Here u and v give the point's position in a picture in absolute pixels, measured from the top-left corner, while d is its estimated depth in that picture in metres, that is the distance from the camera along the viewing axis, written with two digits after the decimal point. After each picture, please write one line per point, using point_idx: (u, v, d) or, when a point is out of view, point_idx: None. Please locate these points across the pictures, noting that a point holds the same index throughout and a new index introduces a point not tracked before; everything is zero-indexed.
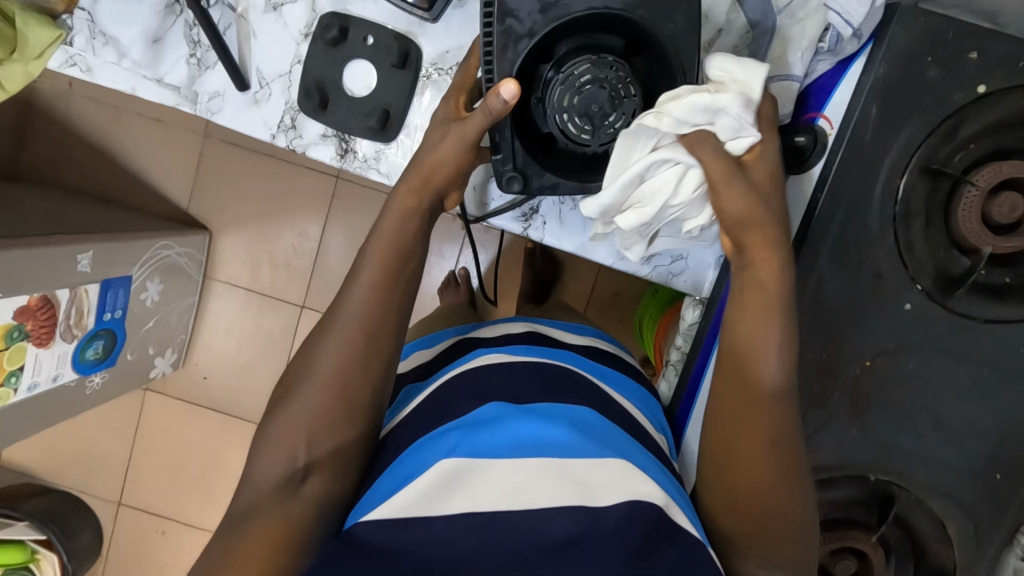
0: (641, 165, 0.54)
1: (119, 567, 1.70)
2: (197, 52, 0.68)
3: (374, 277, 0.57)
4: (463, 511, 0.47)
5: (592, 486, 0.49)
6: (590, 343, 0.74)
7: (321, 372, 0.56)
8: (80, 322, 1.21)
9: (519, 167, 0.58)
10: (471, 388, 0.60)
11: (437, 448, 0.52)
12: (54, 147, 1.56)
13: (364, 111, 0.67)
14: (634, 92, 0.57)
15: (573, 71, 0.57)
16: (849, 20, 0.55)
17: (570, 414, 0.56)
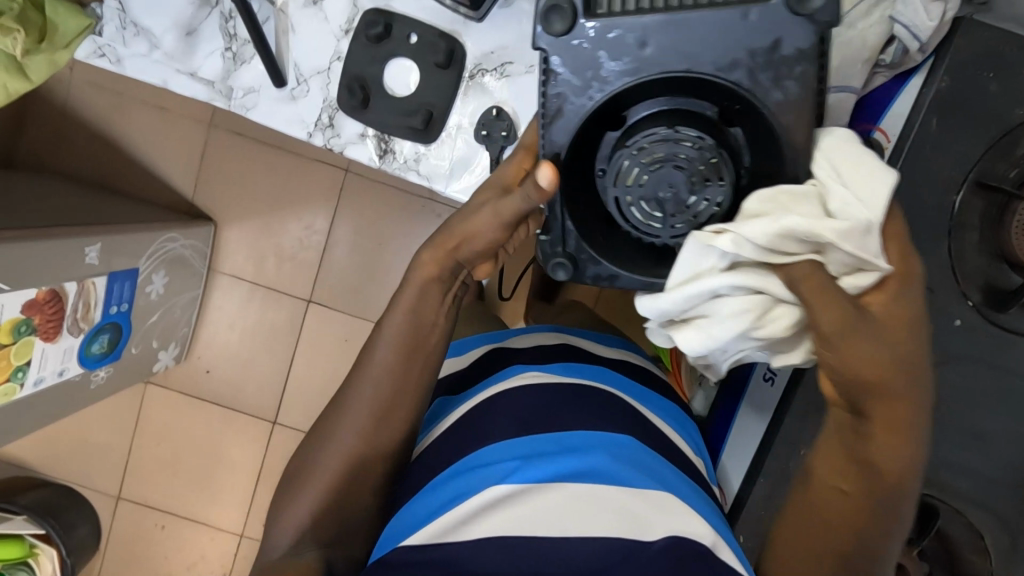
0: (712, 284, 0.43)
1: (117, 564, 1.57)
2: (233, 46, 0.66)
3: (409, 323, 0.55)
4: (492, 535, 0.48)
5: (627, 518, 0.50)
6: (622, 356, 0.71)
7: (359, 407, 0.55)
8: (86, 315, 1.11)
9: (570, 252, 0.49)
10: (506, 409, 0.59)
11: (480, 475, 0.53)
12: (45, 123, 1.44)
13: (407, 110, 0.66)
14: (723, 175, 0.45)
15: (643, 145, 0.45)
16: (915, 34, 0.54)
17: (608, 441, 0.55)
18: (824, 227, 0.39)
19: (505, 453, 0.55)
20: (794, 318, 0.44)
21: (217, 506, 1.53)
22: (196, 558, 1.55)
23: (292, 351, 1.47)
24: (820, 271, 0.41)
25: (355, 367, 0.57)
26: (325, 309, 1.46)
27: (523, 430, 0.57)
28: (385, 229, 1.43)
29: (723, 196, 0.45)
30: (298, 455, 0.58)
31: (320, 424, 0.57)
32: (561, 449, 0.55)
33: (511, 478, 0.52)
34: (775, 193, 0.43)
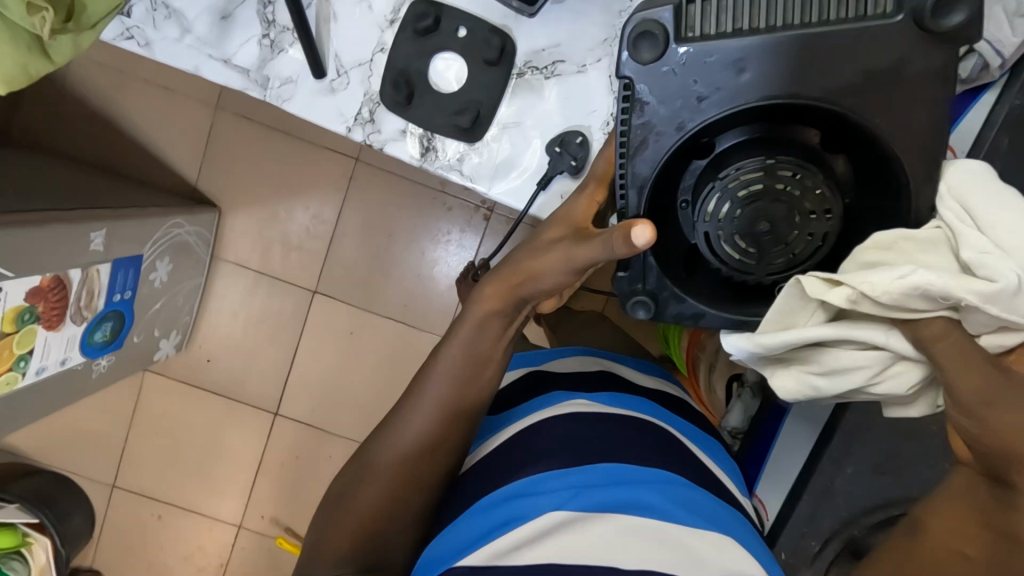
0: (815, 333, 0.43)
1: (112, 553, 1.53)
2: (270, 33, 0.62)
3: (463, 357, 0.55)
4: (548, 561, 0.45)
5: (683, 556, 0.48)
6: (660, 386, 0.71)
7: (407, 438, 0.55)
8: (91, 304, 1.05)
9: (651, 289, 0.50)
10: (551, 435, 0.57)
11: (542, 497, 0.51)
12: (39, 96, 1.36)
13: (453, 109, 0.63)
14: (824, 209, 0.47)
15: (738, 178, 0.48)
16: (999, 50, 0.53)
17: (658, 475, 0.54)
18: (961, 289, 0.38)
19: (557, 480, 0.52)
20: (912, 376, 0.43)
21: (215, 496, 1.50)
22: (192, 548, 1.52)
23: (296, 342, 1.44)
24: (955, 330, 0.39)
25: (406, 394, 0.58)
26: (331, 301, 1.42)
27: (574, 458, 0.55)
28: (395, 221, 1.39)
29: (820, 228, 0.47)
30: (341, 477, 0.58)
31: (365, 448, 0.57)
32: (615, 479, 0.53)
33: (567, 506, 0.50)
34: (898, 237, 0.43)
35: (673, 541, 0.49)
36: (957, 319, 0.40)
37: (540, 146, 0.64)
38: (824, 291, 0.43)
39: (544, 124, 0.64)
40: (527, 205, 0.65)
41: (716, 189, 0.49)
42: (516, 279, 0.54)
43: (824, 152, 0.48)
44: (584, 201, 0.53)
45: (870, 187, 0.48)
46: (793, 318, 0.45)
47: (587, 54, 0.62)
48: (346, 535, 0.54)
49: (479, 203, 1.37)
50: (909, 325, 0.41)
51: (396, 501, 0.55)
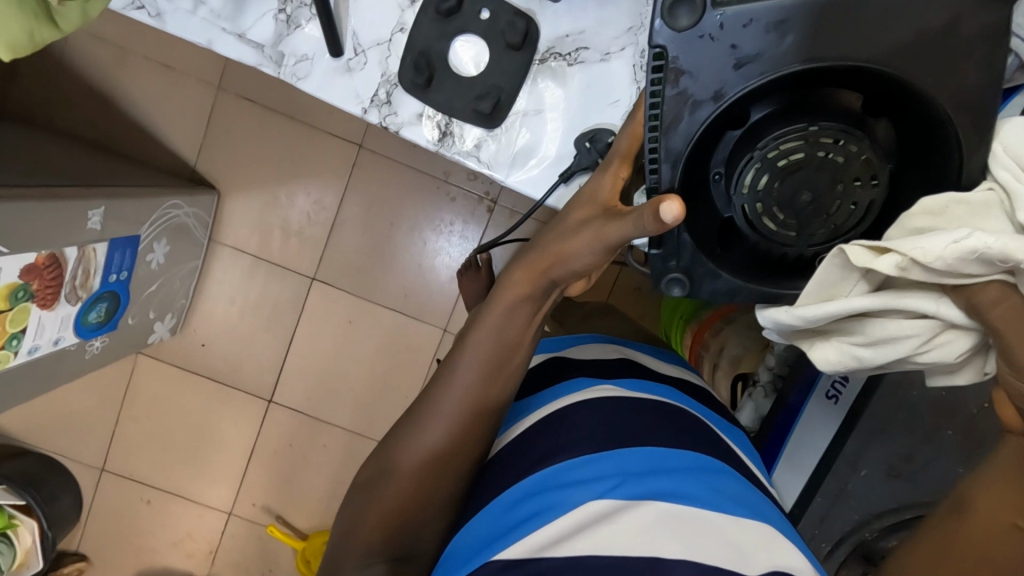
0: (863, 304, 0.39)
1: (97, 539, 1.50)
2: (287, 8, 0.61)
3: (494, 340, 0.54)
4: (595, 553, 0.44)
5: (727, 546, 0.46)
6: (681, 372, 0.70)
7: (436, 421, 0.53)
8: (86, 283, 1.03)
9: (685, 266, 0.49)
10: (583, 421, 0.56)
11: (580, 486, 0.50)
12: (33, 69, 1.32)
13: (475, 93, 0.61)
14: (868, 175, 0.45)
15: (777, 145, 0.45)
16: None
17: (694, 462, 0.53)
18: (1021, 249, 0.34)
19: (594, 467, 0.51)
20: (965, 339, 0.40)
21: (207, 483, 1.48)
22: (182, 535, 1.50)
23: (293, 328, 1.42)
24: (1013, 295, 0.37)
25: (432, 380, 0.57)
26: (330, 289, 1.41)
27: (609, 443, 0.53)
28: (398, 209, 1.37)
29: (863, 197, 0.46)
30: (366, 465, 0.56)
31: (392, 434, 0.56)
32: (652, 465, 0.51)
33: (607, 494, 0.49)
34: (949, 202, 0.41)
35: (715, 530, 0.47)
36: (1012, 284, 0.37)
37: (560, 135, 0.63)
38: (870, 259, 0.39)
39: (565, 112, 0.62)
40: (543, 194, 0.64)
41: (753, 160, 0.46)
42: (543, 264, 0.53)
43: (868, 117, 0.45)
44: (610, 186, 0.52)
45: (915, 152, 0.46)
46: (834, 288, 0.42)
47: (612, 42, 0.61)
48: (375, 522, 0.52)
49: (483, 194, 1.36)
50: (961, 291, 0.38)
51: (427, 488, 0.53)
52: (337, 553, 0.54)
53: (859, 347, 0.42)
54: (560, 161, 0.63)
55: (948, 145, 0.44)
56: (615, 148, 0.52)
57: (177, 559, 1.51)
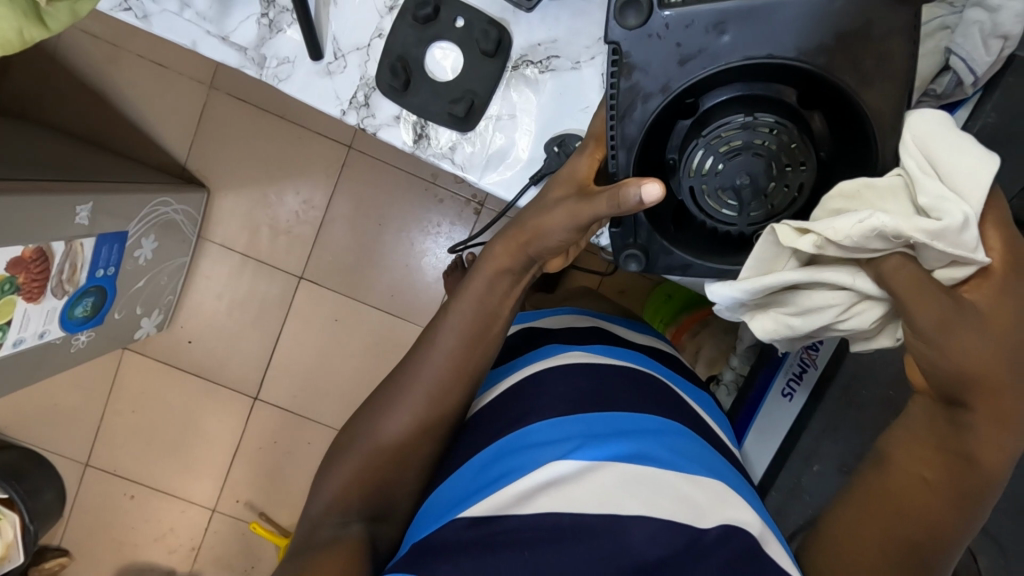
0: (791, 277, 0.42)
1: (79, 533, 1.51)
2: (269, 13, 0.63)
3: (475, 310, 0.56)
4: (548, 512, 0.44)
5: (685, 501, 0.46)
6: (653, 343, 0.71)
7: (416, 385, 0.55)
8: (72, 278, 1.04)
9: (642, 243, 0.52)
10: (552, 385, 0.56)
11: (543, 449, 0.49)
12: (26, 65, 1.34)
13: (450, 97, 0.64)
14: (801, 160, 0.49)
15: (718, 134, 0.50)
16: (972, 68, 0.52)
17: (658, 425, 0.52)
18: (911, 228, 0.37)
19: (556, 431, 0.51)
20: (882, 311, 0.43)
21: (191, 479, 1.49)
22: (165, 531, 1.51)
23: (280, 326, 1.44)
24: (911, 265, 0.39)
25: (415, 348, 0.58)
26: (318, 288, 1.42)
27: (577, 407, 0.53)
28: (386, 210, 1.39)
29: (797, 180, 0.49)
30: (347, 428, 0.57)
31: (373, 398, 0.57)
32: (617, 427, 0.51)
33: (569, 453, 0.48)
34: (861, 185, 0.43)
35: (675, 486, 0.47)
36: (912, 256, 0.40)
37: (531, 140, 0.65)
38: (793, 239, 0.42)
39: (536, 118, 0.65)
40: (515, 196, 0.67)
41: (700, 144, 0.51)
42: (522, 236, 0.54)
43: (803, 110, 0.49)
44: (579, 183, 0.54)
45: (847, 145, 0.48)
46: (771, 263, 0.45)
47: (583, 51, 0.63)
48: (353, 481, 0.54)
49: (470, 197, 1.38)
50: (873, 264, 0.41)
51: (406, 448, 0.54)
52: (310, 516, 0.54)
53: (790, 317, 0.45)
54: (532, 165, 0.66)
55: (871, 134, 0.46)
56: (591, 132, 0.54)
57: (160, 554, 1.51)
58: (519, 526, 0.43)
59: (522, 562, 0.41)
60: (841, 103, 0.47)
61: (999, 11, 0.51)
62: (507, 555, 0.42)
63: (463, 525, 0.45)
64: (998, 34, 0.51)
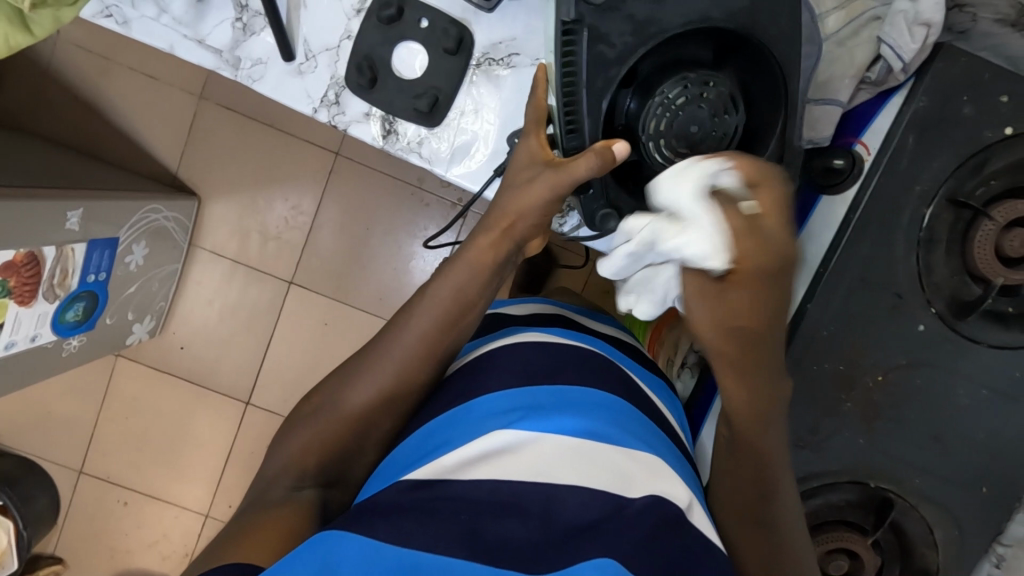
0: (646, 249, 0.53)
1: (71, 541, 1.52)
2: (243, 17, 0.66)
3: (451, 295, 0.59)
4: (488, 478, 0.46)
5: (615, 473, 0.48)
6: (615, 332, 0.73)
7: (385, 362, 0.58)
8: (63, 282, 1.07)
9: (610, 201, 0.59)
10: (507, 360, 0.58)
11: (490, 418, 0.52)
12: (20, 78, 1.37)
13: (415, 93, 0.67)
14: (734, 110, 0.55)
15: (665, 93, 0.55)
16: (900, 54, 0.58)
17: (606, 400, 0.55)
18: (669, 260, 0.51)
19: (504, 402, 0.53)
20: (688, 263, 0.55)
21: (184, 484, 1.50)
22: (158, 537, 1.52)
23: (270, 331, 1.46)
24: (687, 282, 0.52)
25: (385, 327, 0.61)
26: (307, 292, 1.45)
27: (527, 380, 0.56)
28: (374, 215, 1.42)
29: (730, 128, 0.55)
30: (315, 392, 0.60)
31: (345, 368, 0.61)
32: (562, 400, 0.53)
33: (512, 423, 0.50)
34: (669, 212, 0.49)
35: (611, 457, 0.49)
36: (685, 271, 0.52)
37: (494, 133, 0.69)
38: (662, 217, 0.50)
39: (499, 112, 0.68)
40: (480, 186, 0.70)
41: (651, 106, 0.55)
42: (506, 222, 0.60)
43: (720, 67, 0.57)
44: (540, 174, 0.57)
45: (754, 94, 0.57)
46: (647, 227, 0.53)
47: (541, 48, 0.67)
48: (312, 447, 0.57)
49: (456, 201, 1.41)
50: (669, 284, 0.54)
51: (366, 420, 0.57)
52: (268, 480, 0.58)
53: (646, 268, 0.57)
54: (496, 157, 0.69)
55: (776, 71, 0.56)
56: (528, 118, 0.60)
57: (153, 560, 1.52)
58: (459, 490, 0.46)
59: (457, 522, 0.43)
60: (745, 56, 0.57)
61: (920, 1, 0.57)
62: (443, 516, 0.43)
63: (404, 487, 0.47)
64: (921, 21, 0.57)
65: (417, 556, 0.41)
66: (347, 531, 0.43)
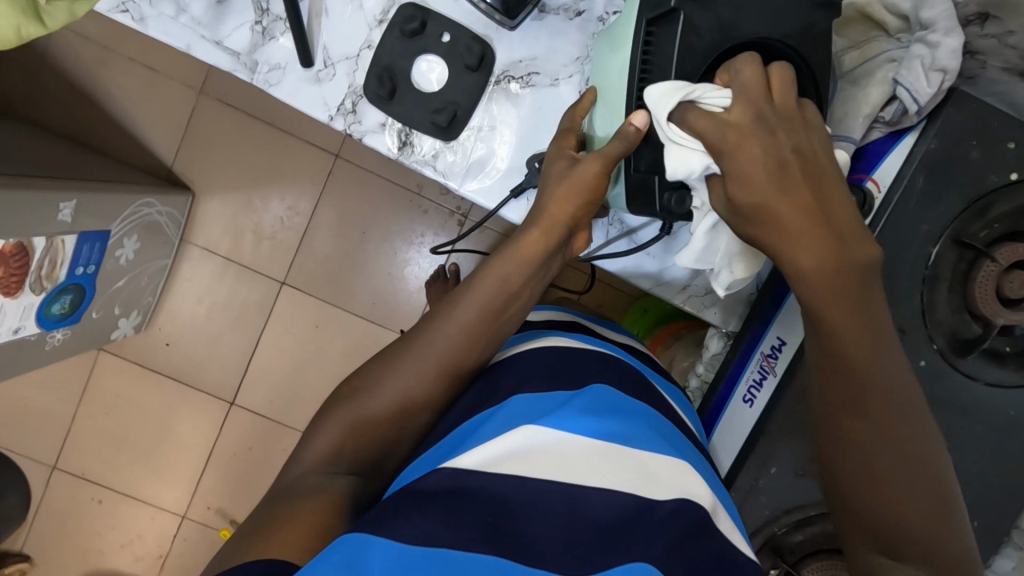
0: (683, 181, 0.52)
1: (41, 539, 1.47)
2: (263, 20, 0.66)
3: (496, 286, 0.58)
4: (516, 473, 0.46)
5: (643, 475, 0.48)
6: (630, 341, 0.74)
7: (427, 353, 0.57)
8: (51, 274, 1.03)
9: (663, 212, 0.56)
10: (531, 364, 0.59)
11: (518, 415, 0.51)
12: (15, 62, 1.34)
13: (433, 107, 0.67)
14: None
15: None
16: (916, 98, 0.59)
17: (632, 404, 0.55)
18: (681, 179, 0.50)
19: (532, 403, 0.53)
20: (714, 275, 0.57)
21: (161, 483, 1.47)
22: (133, 537, 1.48)
23: (260, 331, 1.44)
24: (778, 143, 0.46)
25: (404, 338, 0.60)
26: (299, 294, 1.43)
27: (552, 384, 0.56)
28: (370, 218, 1.41)
29: None
30: (355, 375, 0.60)
31: (384, 354, 0.60)
32: (589, 399, 0.53)
33: (538, 419, 0.50)
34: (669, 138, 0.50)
35: (637, 458, 0.49)
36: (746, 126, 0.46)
37: (511, 151, 0.69)
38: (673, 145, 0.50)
39: (516, 130, 0.69)
40: (495, 205, 0.69)
41: None
42: (555, 212, 0.59)
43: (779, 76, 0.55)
44: (567, 188, 0.58)
45: None
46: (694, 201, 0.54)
47: (560, 69, 0.68)
48: (351, 434, 0.56)
49: (454, 209, 1.41)
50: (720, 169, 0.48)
51: (405, 410, 0.57)
52: (298, 466, 0.56)
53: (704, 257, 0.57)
54: (511, 175, 0.69)
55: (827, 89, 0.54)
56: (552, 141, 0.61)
57: (125, 561, 1.48)
58: (485, 484, 0.45)
59: (486, 519, 0.43)
60: (792, 81, 0.54)
61: (938, 47, 0.58)
62: (469, 512, 0.43)
63: (444, 474, 0.46)
64: (937, 67, 0.58)
65: (444, 555, 0.40)
66: (370, 535, 0.41)
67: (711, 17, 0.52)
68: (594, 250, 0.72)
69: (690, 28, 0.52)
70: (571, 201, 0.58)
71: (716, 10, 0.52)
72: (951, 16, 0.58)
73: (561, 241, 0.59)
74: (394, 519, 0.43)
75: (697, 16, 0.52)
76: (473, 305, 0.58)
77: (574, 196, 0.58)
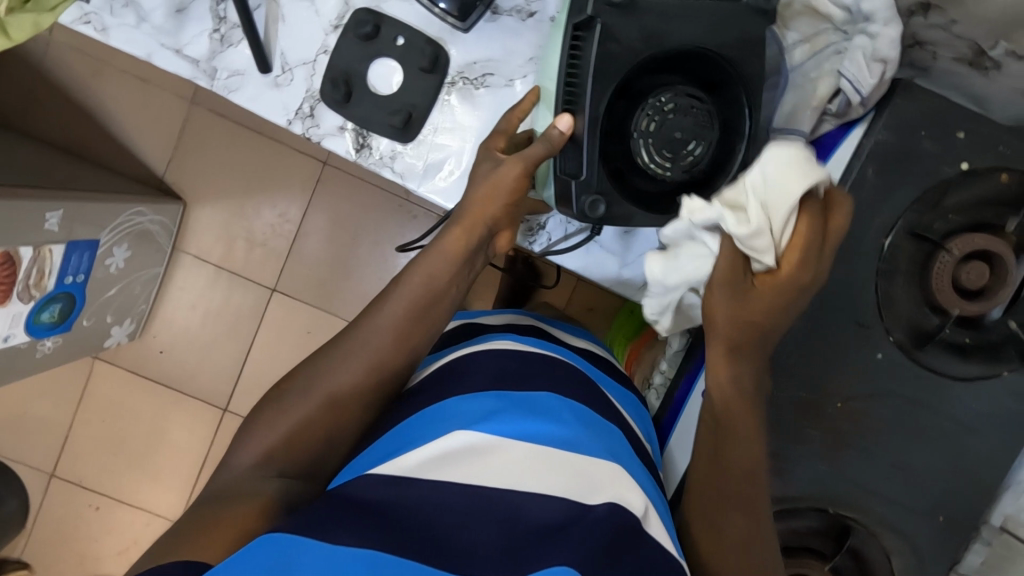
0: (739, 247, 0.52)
1: (37, 545, 1.49)
2: (221, 28, 0.67)
3: (423, 283, 0.59)
4: (452, 481, 0.46)
5: (579, 479, 0.48)
6: (588, 346, 0.74)
7: (359, 349, 0.58)
8: (40, 283, 1.05)
9: (598, 189, 0.57)
10: (476, 366, 0.59)
11: (459, 418, 0.52)
12: (11, 77, 1.37)
13: (389, 109, 0.68)
14: (713, 124, 0.58)
15: (657, 99, 0.57)
16: (858, 88, 0.60)
17: (572, 406, 0.56)
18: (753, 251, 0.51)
19: (473, 406, 0.53)
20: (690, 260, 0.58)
21: (156, 489, 1.48)
22: (128, 543, 1.49)
23: (252, 337, 1.45)
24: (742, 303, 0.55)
25: (340, 336, 0.61)
26: (289, 300, 1.45)
27: (495, 386, 0.56)
28: (360, 225, 1.43)
29: (708, 139, 0.58)
30: (287, 379, 0.60)
31: (317, 356, 0.61)
32: (529, 405, 0.53)
33: (475, 424, 0.51)
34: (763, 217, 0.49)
35: (573, 462, 0.49)
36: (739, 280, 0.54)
37: (468, 152, 0.69)
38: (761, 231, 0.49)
39: (473, 131, 0.69)
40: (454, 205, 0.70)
41: (648, 108, 0.57)
42: (476, 213, 0.60)
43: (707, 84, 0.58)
44: (488, 188, 0.59)
45: (732, 116, 0.58)
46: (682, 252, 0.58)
47: (516, 70, 0.69)
48: (292, 437, 0.57)
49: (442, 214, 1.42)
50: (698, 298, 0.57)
51: (348, 414, 0.57)
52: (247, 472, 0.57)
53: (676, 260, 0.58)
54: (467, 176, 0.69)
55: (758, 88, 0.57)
56: (497, 140, 0.62)
57: (120, 567, 1.50)
58: (421, 493, 0.46)
59: (418, 529, 0.43)
60: (721, 88, 0.57)
61: (877, 38, 0.59)
62: (401, 523, 0.44)
63: (378, 482, 0.47)
64: (878, 57, 0.59)
65: (374, 560, 0.40)
66: (298, 540, 0.41)
67: (638, 18, 0.53)
68: (551, 244, 0.72)
69: (613, 31, 0.53)
70: (492, 201, 0.59)
71: (645, 11, 0.53)
72: (891, 6, 0.58)
73: (481, 239, 0.60)
74: (321, 524, 0.43)
75: (619, 22, 0.53)
76: (400, 300, 0.59)
77: (494, 196, 0.59)
